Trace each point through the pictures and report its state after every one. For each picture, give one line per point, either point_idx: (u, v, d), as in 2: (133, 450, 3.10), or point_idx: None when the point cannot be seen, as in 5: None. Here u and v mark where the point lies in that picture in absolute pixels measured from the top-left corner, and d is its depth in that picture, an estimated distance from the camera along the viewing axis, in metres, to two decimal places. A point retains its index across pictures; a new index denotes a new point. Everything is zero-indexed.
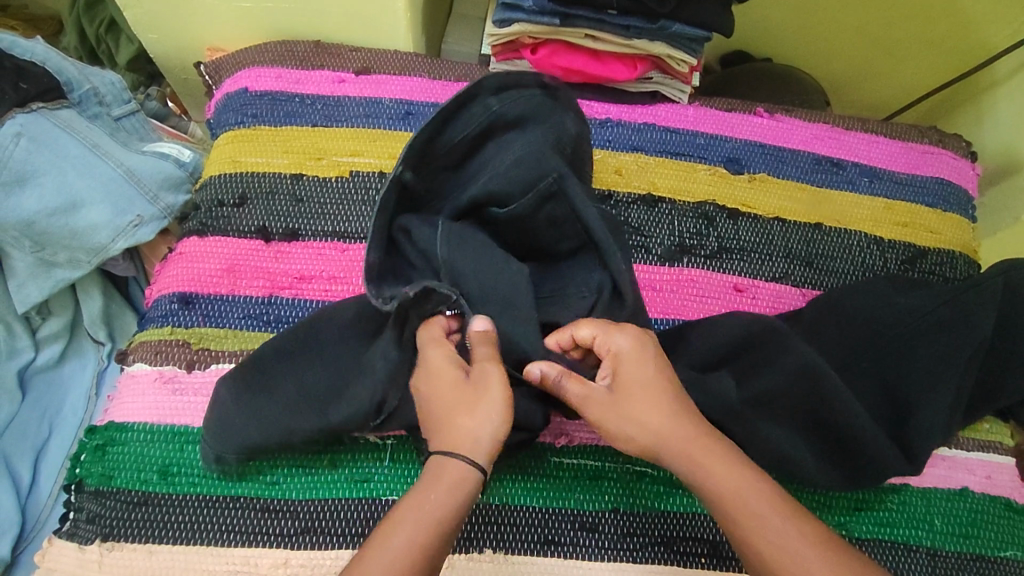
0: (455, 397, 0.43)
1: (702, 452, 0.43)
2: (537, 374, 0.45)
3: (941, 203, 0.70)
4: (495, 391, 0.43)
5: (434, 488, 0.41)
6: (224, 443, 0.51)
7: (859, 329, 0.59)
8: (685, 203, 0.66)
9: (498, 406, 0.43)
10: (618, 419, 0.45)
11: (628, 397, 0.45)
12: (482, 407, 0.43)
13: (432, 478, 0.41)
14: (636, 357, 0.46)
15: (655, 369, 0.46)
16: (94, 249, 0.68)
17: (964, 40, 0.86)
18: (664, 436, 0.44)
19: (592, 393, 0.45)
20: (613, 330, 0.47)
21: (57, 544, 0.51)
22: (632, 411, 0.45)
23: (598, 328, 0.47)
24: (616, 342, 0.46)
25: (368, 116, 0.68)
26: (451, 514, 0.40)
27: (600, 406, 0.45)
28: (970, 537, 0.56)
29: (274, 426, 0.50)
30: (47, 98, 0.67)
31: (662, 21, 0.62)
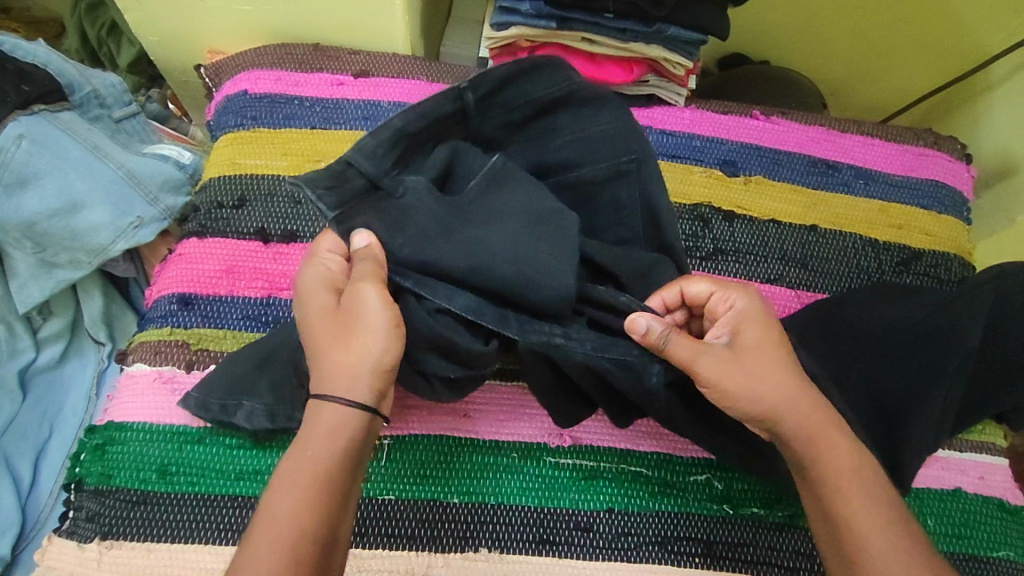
0: (327, 327, 0.44)
1: (820, 424, 0.45)
2: (643, 328, 0.43)
3: (936, 205, 0.70)
4: (369, 312, 0.43)
5: (315, 429, 0.41)
6: (207, 393, 0.53)
7: (854, 330, 0.59)
8: (681, 205, 0.67)
9: (374, 329, 0.42)
10: (739, 379, 0.44)
11: (749, 361, 0.45)
12: (356, 334, 0.43)
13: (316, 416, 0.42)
14: (754, 328, 0.47)
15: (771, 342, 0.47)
16: (95, 250, 0.68)
17: (961, 43, 0.87)
18: (786, 402, 0.45)
19: (707, 350, 0.44)
20: (733, 296, 0.48)
21: (57, 542, 0.52)
22: (752, 376, 0.45)
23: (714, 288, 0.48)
24: (731, 306, 0.47)
25: (367, 119, 0.68)
26: (338, 453, 0.41)
27: (720, 363, 0.44)
28: (963, 538, 0.56)
29: (245, 381, 0.53)
30: (48, 100, 0.67)
31: (658, 24, 0.63)
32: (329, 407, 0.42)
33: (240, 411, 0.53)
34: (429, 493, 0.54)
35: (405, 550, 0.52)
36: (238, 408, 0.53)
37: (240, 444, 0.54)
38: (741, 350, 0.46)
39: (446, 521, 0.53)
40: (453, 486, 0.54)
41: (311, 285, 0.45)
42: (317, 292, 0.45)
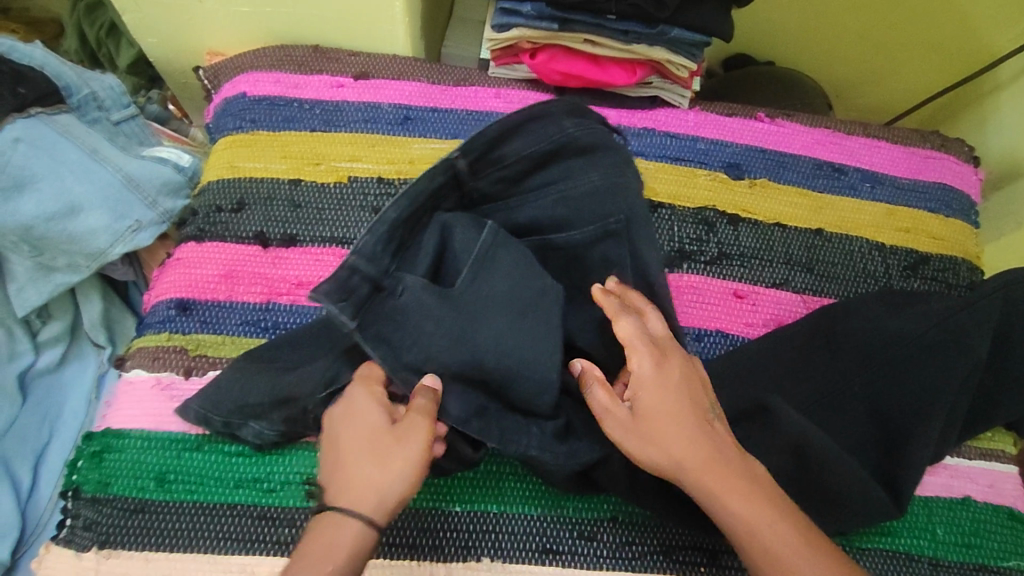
0: (366, 446, 0.43)
1: (718, 481, 0.43)
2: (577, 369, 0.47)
3: (944, 209, 0.69)
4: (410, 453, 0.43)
5: (324, 536, 0.41)
6: (213, 406, 0.51)
7: (861, 336, 0.58)
8: (685, 208, 0.66)
9: (407, 464, 0.42)
10: (639, 444, 0.43)
11: (652, 421, 0.44)
12: (391, 461, 0.42)
13: (324, 523, 0.42)
14: (664, 382, 0.45)
15: (682, 396, 0.45)
16: (93, 254, 0.68)
17: (968, 43, 0.86)
18: (686, 463, 0.43)
19: (616, 410, 0.44)
20: (648, 348, 0.45)
21: (54, 551, 0.51)
22: (655, 438, 0.43)
23: (632, 335, 0.45)
24: (643, 359, 0.45)
25: (367, 121, 0.67)
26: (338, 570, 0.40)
27: (623, 426, 0.44)
28: (972, 547, 0.56)
29: (246, 409, 0.51)
30: (46, 103, 0.67)
31: (661, 26, 0.62)
32: (344, 520, 0.41)
33: (246, 428, 0.52)
34: (430, 502, 0.53)
35: (406, 559, 0.51)
36: (244, 426, 0.52)
37: (239, 451, 0.54)
38: (646, 410, 0.44)
39: (447, 530, 0.52)
40: (453, 495, 0.53)
41: (360, 397, 0.45)
42: (363, 405, 0.45)
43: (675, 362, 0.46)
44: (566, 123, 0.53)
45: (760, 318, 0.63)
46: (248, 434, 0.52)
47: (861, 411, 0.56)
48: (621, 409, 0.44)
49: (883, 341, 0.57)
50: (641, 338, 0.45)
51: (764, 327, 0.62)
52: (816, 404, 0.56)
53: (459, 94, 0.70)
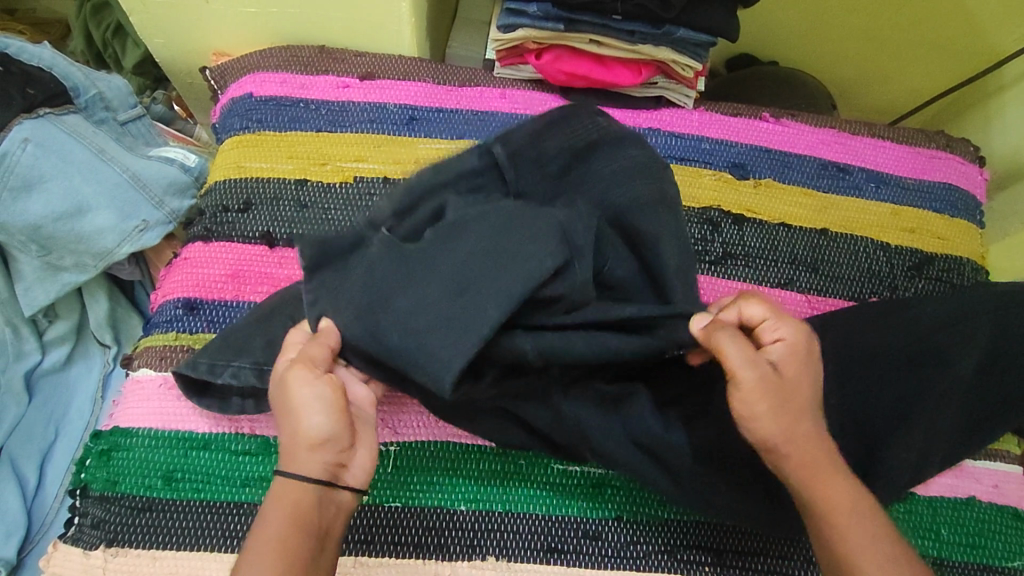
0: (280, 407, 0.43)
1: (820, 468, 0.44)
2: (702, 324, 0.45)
3: (949, 209, 0.69)
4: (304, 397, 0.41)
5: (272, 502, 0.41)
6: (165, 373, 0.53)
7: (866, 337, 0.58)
8: (689, 208, 0.66)
9: (305, 413, 0.42)
10: (771, 410, 0.42)
11: (787, 386, 0.43)
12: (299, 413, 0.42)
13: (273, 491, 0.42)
14: (800, 358, 0.45)
15: (810, 373, 0.45)
16: (100, 254, 0.68)
17: (972, 44, 0.86)
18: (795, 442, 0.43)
19: (759, 366, 0.42)
20: (787, 321, 0.45)
21: (62, 548, 0.51)
22: (786, 405, 0.43)
23: (771, 310, 0.45)
24: (784, 330, 0.45)
25: (372, 121, 0.68)
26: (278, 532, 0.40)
27: (765, 384, 0.42)
28: (977, 547, 0.56)
29: (239, 343, 0.51)
30: (54, 103, 0.67)
31: (667, 26, 0.62)
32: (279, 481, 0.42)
33: (225, 371, 0.51)
34: (435, 501, 0.53)
35: (412, 558, 0.51)
36: (226, 368, 0.51)
37: (246, 450, 0.54)
38: (782, 376, 0.43)
39: (453, 529, 0.52)
40: (459, 494, 0.53)
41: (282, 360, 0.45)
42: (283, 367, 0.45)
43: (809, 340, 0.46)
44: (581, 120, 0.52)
45: None
46: (225, 378, 0.51)
47: (867, 410, 0.56)
48: (764, 366, 0.43)
49: (889, 343, 0.57)
50: (780, 313, 0.46)
51: None
52: (822, 403, 0.56)
53: (464, 94, 0.70)
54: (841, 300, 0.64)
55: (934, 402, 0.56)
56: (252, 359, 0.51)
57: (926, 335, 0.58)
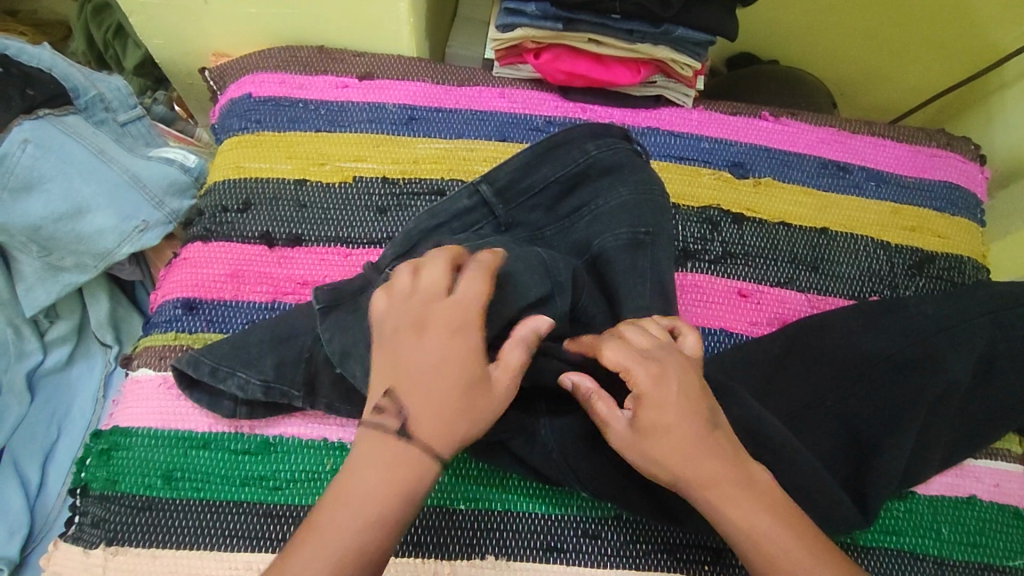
0: (430, 380, 0.41)
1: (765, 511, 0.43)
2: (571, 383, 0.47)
3: (949, 208, 0.69)
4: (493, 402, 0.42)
5: (380, 469, 0.40)
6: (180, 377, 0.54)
7: (864, 337, 0.58)
8: (689, 207, 0.66)
9: (473, 411, 0.41)
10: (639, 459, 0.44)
11: (651, 429, 0.43)
12: (468, 409, 0.41)
13: (372, 453, 0.40)
14: (663, 395, 0.44)
15: (681, 402, 0.44)
16: (101, 254, 0.68)
17: (973, 43, 0.86)
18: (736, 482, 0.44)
19: (614, 423, 0.45)
20: (644, 363, 0.45)
21: (63, 547, 0.52)
22: (653, 452, 0.43)
23: (627, 358, 0.45)
24: (641, 376, 0.44)
25: (372, 122, 0.68)
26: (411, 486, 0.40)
27: (624, 438, 0.44)
28: (978, 546, 0.55)
29: (243, 353, 0.53)
30: (54, 104, 0.67)
31: (666, 25, 0.62)
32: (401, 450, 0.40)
33: (231, 381, 0.52)
34: (435, 499, 0.53)
35: (411, 557, 0.51)
36: (231, 377, 0.52)
37: (246, 449, 0.54)
38: (642, 423, 0.44)
39: (452, 527, 0.52)
40: (458, 493, 0.53)
41: (440, 323, 0.42)
42: (441, 331, 0.42)
43: (674, 369, 0.45)
44: (582, 147, 0.59)
45: (765, 317, 0.62)
46: (229, 388, 0.52)
47: (865, 410, 0.56)
48: (619, 422, 0.44)
49: (889, 343, 0.57)
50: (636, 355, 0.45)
51: (769, 326, 0.62)
52: (821, 401, 0.56)
53: (463, 94, 0.70)
54: (841, 298, 0.64)
55: (933, 402, 0.56)
56: (255, 374, 0.52)
57: (926, 336, 0.57)
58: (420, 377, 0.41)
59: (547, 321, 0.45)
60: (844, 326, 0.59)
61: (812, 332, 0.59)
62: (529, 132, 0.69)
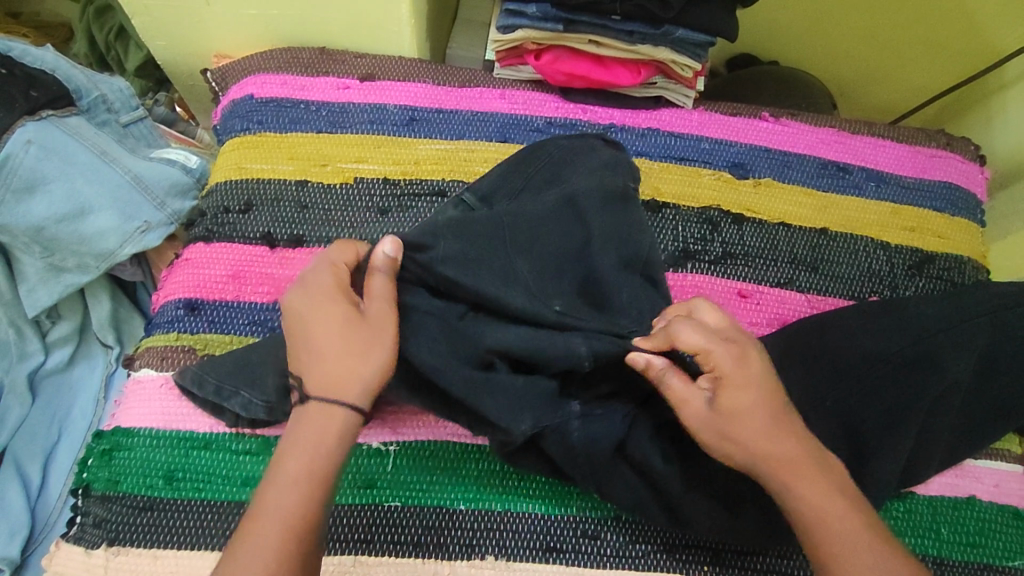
0: (323, 326, 0.44)
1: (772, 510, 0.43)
2: (642, 361, 0.46)
3: (949, 208, 0.69)
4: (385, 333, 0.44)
5: (305, 428, 0.42)
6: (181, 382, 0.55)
7: (865, 338, 0.58)
8: (689, 208, 0.66)
9: (381, 349, 0.44)
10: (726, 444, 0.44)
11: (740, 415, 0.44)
12: (372, 347, 0.44)
13: (301, 416, 0.43)
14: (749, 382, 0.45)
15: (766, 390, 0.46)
16: (102, 255, 0.68)
17: (973, 44, 0.86)
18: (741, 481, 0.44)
19: (692, 408, 0.45)
20: (728, 346, 0.46)
21: (65, 547, 0.52)
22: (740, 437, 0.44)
23: (706, 341, 0.45)
24: (725, 358, 0.45)
25: (373, 123, 0.68)
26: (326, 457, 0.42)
27: (702, 418, 0.45)
28: (977, 547, 0.55)
29: (248, 372, 0.53)
30: (57, 105, 0.68)
31: (666, 26, 0.62)
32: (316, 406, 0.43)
33: (234, 399, 0.53)
34: (435, 499, 0.53)
35: (412, 557, 0.51)
36: (234, 396, 0.53)
37: (247, 449, 0.54)
38: (728, 407, 0.45)
39: (452, 528, 0.53)
40: (459, 493, 0.54)
41: (300, 282, 0.46)
42: (318, 283, 0.45)
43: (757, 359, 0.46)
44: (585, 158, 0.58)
45: (765, 317, 0.63)
46: (233, 407, 0.53)
47: (866, 411, 0.56)
48: (701, 404, 0.45)
49: (889, 344, 0.57)
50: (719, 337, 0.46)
51: (769, 326, 0.62)
52: (822, 402, 0.56)
53: (463, 95, 0.70)
54: (841, 299, 0.64)
55: (933, 402, 0.56)
56: (258, 394, 0.52)
57: (927, 337, 0.58)
58: (305, 332, 0.44)
59: (394, 241, 0.47)
60: (845, 327, 0.59)
61: (813, 333, 0.59)
62: (530, 133, 0.69)
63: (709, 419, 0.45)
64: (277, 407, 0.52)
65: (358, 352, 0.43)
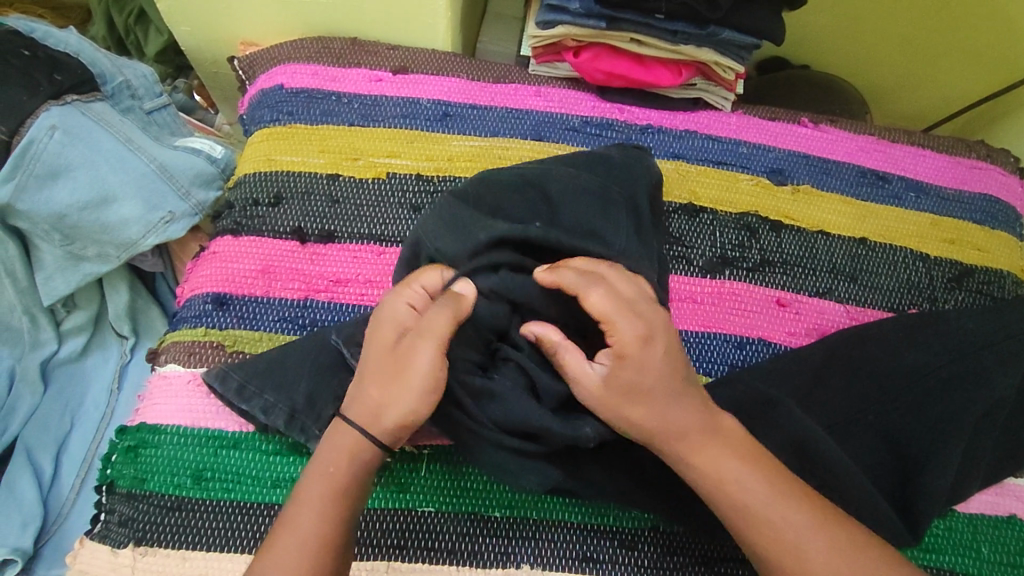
0: (375, 361, 0.46)
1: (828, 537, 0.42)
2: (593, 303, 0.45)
3: (989, 220, 0.68)
4: (423, 377, 0.43)
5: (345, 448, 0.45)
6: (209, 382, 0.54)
7: (906, 353, 0.57)
8: (727, 213, 0.65)
9: (417, 392, 0.44)
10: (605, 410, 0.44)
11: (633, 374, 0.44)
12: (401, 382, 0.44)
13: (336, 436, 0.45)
14: (647, 354, 0.44)
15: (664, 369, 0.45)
16: (125, 244, 0.67)
17: (1008, 54, 0.85)
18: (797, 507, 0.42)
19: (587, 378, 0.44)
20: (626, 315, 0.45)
21: (89, 545, 0.51)
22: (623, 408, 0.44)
23: (611, 306, 0.44)
24: (623, 330, 0.44)
25: (406, 117, 0.66)
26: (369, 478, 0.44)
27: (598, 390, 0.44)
28: (1019, 567, 0.54)
29: (278, 376, 0.51)
30: (81, 90, 0.66)
31: (712, 27, 0.61)
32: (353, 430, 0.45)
33: (256, 402, 0.51)
34: (470, 505, 0.52)
35: (445, 564, 0.50)
36: (256, 398, 0.51)
37: (277, 450, 0.53)
38: (619, 380, 0.44)
39: (486, 535, 0.51)
40: (493, 500, 0.52)
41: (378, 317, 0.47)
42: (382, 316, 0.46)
43: (661, 333, 0.45)
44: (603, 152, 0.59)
45: (804, 327, 0.61)
46: (252, 409, 0.51)
47: (909, 426, 0.54)
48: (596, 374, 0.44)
49: (932, 357, 0.56)
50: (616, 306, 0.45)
51: (808, 337, 0.61)
52: (864, 415, 0.55)
53: (498, 91, 0.69)
54: (880, 310, 0.63)
55: (975, 420, 0.55)
56: (284, 400, 0.51)
57: (971, 353, 0.56)
58: (367, 356, 0.46)
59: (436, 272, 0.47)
60: (886, 340, 0.58)
61: (853, 344, 0.58)
62: (565, 132, 0.67)
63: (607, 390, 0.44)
64: (298, 419, 0.51)
65: (392, 389, 0.44)
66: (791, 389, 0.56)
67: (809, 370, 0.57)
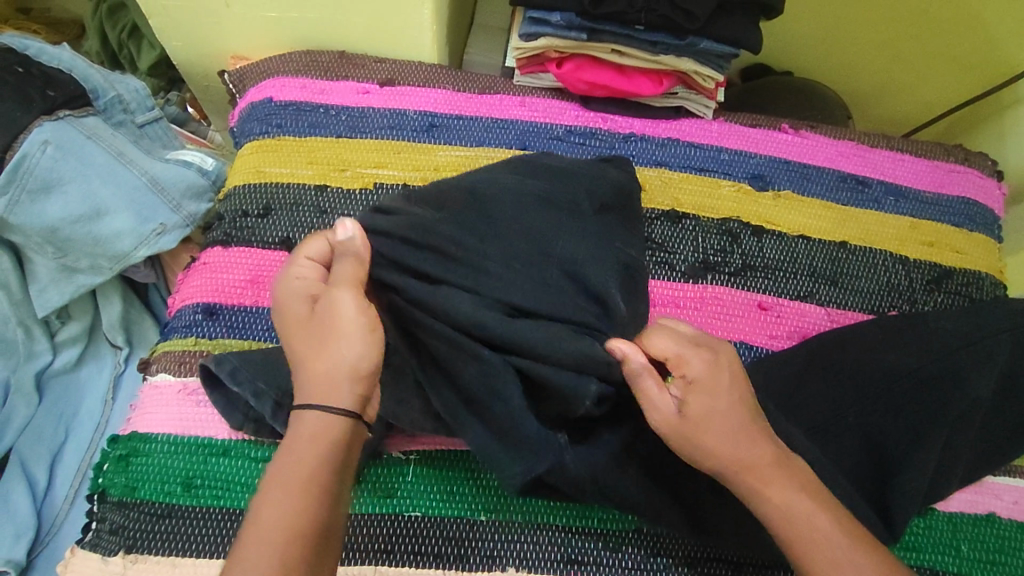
0: (301, 334, 0.43)
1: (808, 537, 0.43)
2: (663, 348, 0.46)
3: (967, 223, 0.69)
4: (362, 321, 0.43)
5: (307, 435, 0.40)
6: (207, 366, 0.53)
7: (884, 355, 0.58)
8: (709, 219, 0.66)
9: (363, 338, 0.43)
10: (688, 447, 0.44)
11: (701, 402, 0.44)
12: (331, 339, 0.42)
13: (297, 429, 0.41)
14: (716, 382, 0.45)
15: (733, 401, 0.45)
16: (117, 256, 0.68)
17: (986, 58, 0.86)
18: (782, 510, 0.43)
19: (662, 408, 0.44)
20: (695, 349, 0.46)
21: (80, 554, 0.51)
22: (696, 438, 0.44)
23: (678, 344, 0.46)
24: (696, 364, 0.45)
25: (392, 128, 0.68)
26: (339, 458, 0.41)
27: (670, 425, 0.44)
28: (998, 564, 0.55)
29: (272, 367, 0.52)
30: (74, 105, 0.67)
31: (690, 37, 0.62)
32: (314, 417, 0.41)
33: (247, 387, 0.51)
34: (456, 510, 0.53)
35: (432, 568, 0.51)
36: (248, 383, 0.51)
37: (266, 457, 0.54)
38: (693, 412, 0.44)
39: (472, 539, 0.52)
40: (479, 504, 0.53)
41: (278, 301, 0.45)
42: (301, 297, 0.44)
43: (727, 367, 0.46)
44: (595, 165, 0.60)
45: (785, 330, 0.62)
46: (243, 393, 0.51)
47: (887, 427, 0.55)
48: (670, 406, 0.44)
49: (910, 359, 0.57)
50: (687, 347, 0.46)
51: (789, 339, 0.62)
52: (843, 416, 0.56)
53: (483, 102, 0.70)
54: (860, 312, 0.64)
55: (953, 419, 0.56)
56: (273, 390, 0.51)
57: (949, 353, 0.57)
58: (296, 340, 0.43)
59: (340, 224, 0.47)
60: (865, 342, 0.59)
61: (832, 347, 0.59)
62: (550, 141, 0.69)
63: (678, 425, 0.44)
64: (284, 411, 0.51)
65: (332, 346, 0.42)
66: (772, 392, 0.57)
67: (788, 373, 0.58)
